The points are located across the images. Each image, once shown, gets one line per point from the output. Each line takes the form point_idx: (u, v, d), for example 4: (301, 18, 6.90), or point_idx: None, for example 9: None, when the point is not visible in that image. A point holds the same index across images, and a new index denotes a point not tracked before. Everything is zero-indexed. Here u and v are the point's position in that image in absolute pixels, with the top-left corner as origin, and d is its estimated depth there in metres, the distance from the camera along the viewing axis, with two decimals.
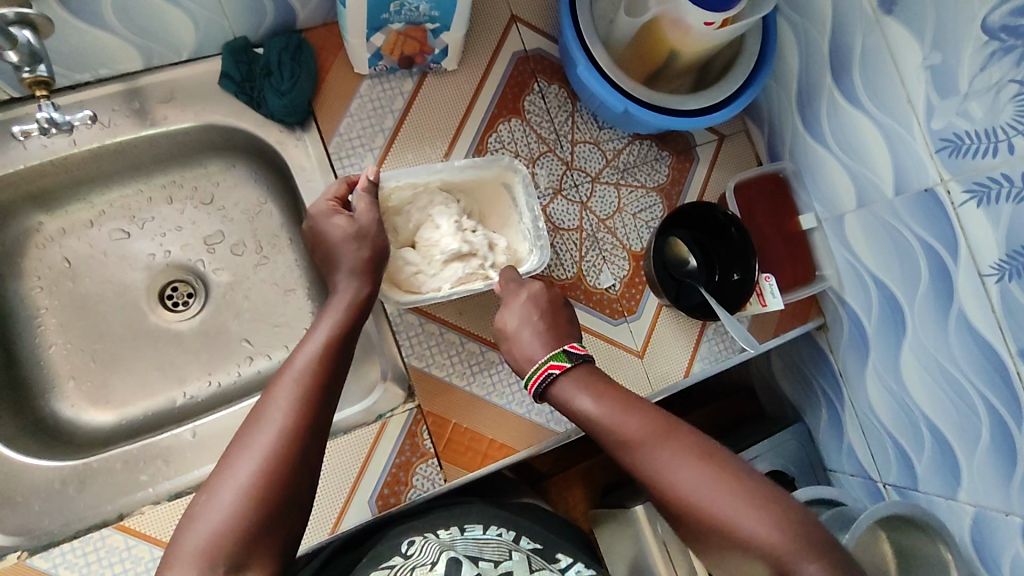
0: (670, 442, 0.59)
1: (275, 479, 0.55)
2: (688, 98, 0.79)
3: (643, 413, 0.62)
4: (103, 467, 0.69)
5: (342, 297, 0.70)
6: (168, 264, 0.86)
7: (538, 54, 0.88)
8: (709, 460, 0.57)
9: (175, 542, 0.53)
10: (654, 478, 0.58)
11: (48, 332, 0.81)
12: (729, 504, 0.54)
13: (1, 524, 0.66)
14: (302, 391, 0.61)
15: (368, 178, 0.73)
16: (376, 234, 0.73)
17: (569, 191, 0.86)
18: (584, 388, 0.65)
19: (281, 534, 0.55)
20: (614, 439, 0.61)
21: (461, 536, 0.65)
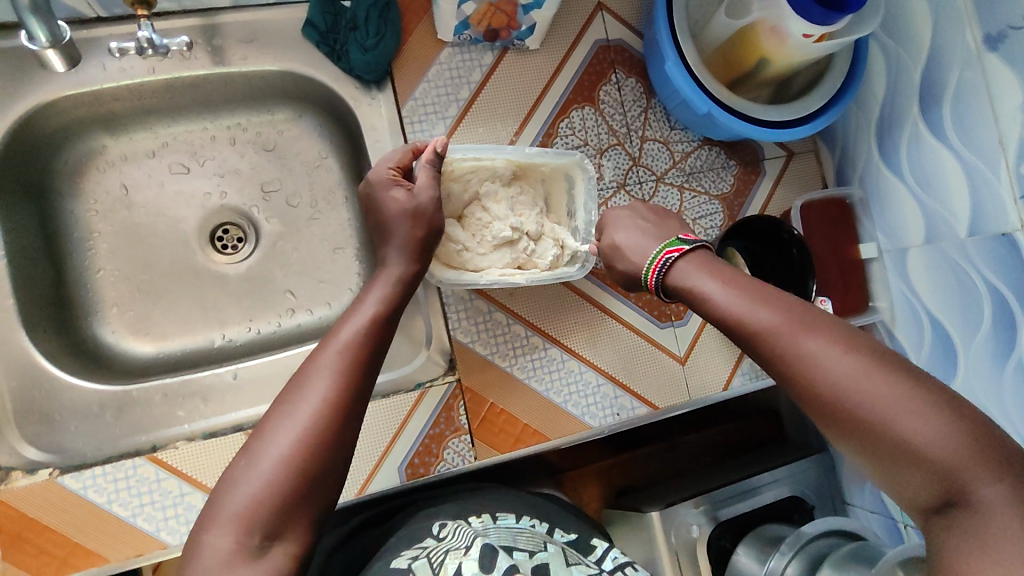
0: (816, 330, 0.52)
1: (315, 451, 0.52)
2: (772, 110, 0.77)
3: (785, 304, 0.55)
4: (142, 398, 0.68)
5: (389, 271, 0.68)
6: (222, 206, 0.85)
7: (620, 45, 0.86)
8: (868, 357, 0.50)
9: (215, 504, 0.51)
10: (801, 371, 0.51)
11: (98, 256, 0.80)
12: (902, 412, 0.46)
13: (36, 439, 0.66)
14: (347, 361, 0.58)
15: (436, 149, 0.70)
16: (433, 214, 0.70)
17: (633, 187, 0.85)
18: (715, 277, 0.59)
19: (319, 505, 0.53)
20: (748, 327, 0.55)
21: (494, 525, 0.60)
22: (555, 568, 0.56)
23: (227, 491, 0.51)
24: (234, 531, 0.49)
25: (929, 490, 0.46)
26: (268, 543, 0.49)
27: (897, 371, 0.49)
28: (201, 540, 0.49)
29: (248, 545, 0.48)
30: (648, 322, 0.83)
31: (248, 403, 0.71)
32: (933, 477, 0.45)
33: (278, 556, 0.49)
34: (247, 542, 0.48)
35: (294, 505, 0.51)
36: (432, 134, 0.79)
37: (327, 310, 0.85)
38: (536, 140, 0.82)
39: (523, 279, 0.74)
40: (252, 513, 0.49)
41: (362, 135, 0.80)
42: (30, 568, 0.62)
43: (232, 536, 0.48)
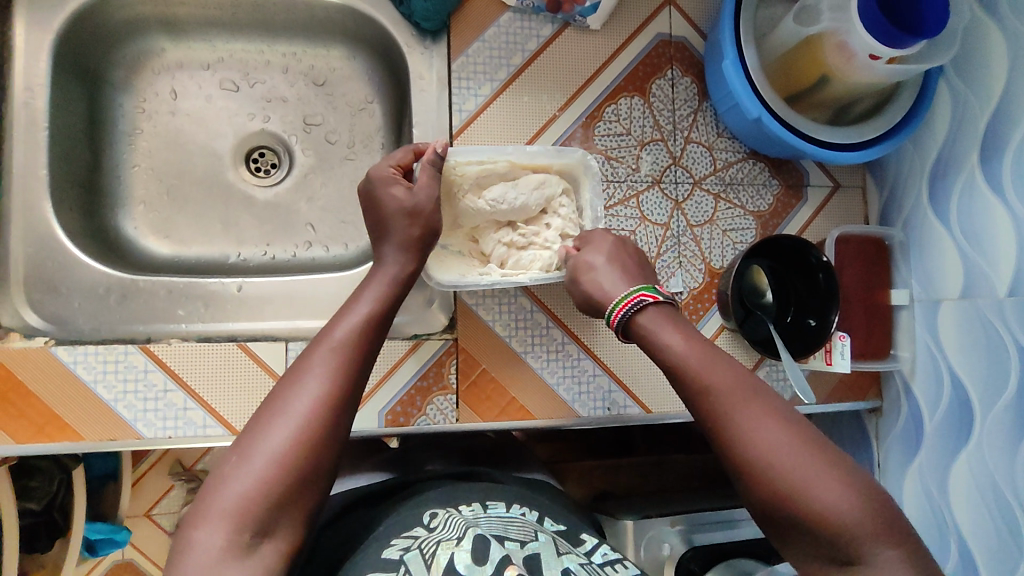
0: (744, 398, 0.52)
1: (309, 454, 0.50)
2: (825, 130, 0.75)
3: (729, 361, 0.55)
4: (147, 290, 0.70)
5: (384, 270, 0.64)
6: (263, 130, 0.87)
7: (681, 42, 0.85)
8: (795, 429, 0.50)
9: (201, 499, 0.48)
10: (733, 435, 0.51)
11: (136, 152, 0.82)
12: (820, 483, 0.47)
13: (39, 307, 0.67)
14: (342, 358, 0.55)
15: (437, 150, 0.68)
16: (431, 214, 0.67)
17: (668, 185, 0.83)
18: (671, 324, 0.58)
19: (309, 502, 0.50)
20: (688, 382, 0.54)
21: (484, 514, 0.58)
22: (546, 559, 0.53)
23: (215, 487, 0.48)
24: (224, 528, 0.47)
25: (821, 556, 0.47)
26: (256, 542, 0.47)
27: (821, 445, 0.49)
28: (190, 536, 0.47)
29: (237, 544, 0.46)
30: None
31: (246, 317, 0.72)
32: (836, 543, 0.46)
33: (268, 553, 0.47)
34: (237, 539, 0.46)
35: (285, 504, 0.49)
36: (476, 94, 0.79)
37: (342, 250, 0.86)
38: (579, 120, 0.81)
39: (525, 278, 0.72)
40: (243, 512, 0.47)
41: (408, 83, 0.81)
42: (8, 428, 0.64)
43: (221, 534, 0.46)
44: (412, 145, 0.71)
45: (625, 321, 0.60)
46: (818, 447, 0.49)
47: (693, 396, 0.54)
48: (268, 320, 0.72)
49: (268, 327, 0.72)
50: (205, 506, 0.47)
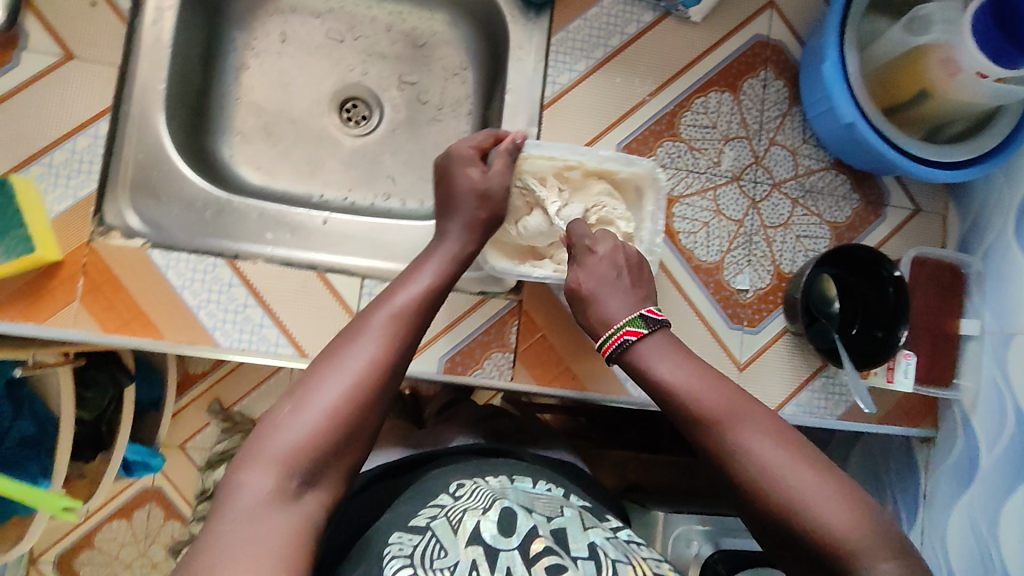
0: (752, 415, 0.54)
1: (358, 412, 0.53)
2: (916, 144, 0.75)
3: (730, 386, 0.56)
4: (240, 211, 0.73)
5: (445, 249, 0.66)
6: (359, 82, 0.90)
7: (778, 46, 0.85)
8: (791, 446, 0.51)
9: (255, 442, 0.51)
10: (722, 452, 0.53)
11: (241, 86, 0.86)
12: (812, 489, 0.48)
13: (140, 211, 0.71)
14: (396, 326, 0.57)
15: (515, 136, 0.72)
16: (501, 201, 0.70)
17: (747, 183, 0.83)
18: (666, 353, 0.59)
19: (352, 458, 0.53)
20: (687, 410, 0.56)
21: (512, 487, 0.58)
22: (572, 534, 0.54)
23: (268, 434, 0.51)
24: (274, 473, 0.49)
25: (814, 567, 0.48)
26: (303, 490, 0.50)
27: (808, 455, 0.51)
28: (237, 477, 0.49)
29: (286, 489, 0.49)
30: (719, 318, 0.81)
31: (327, 250, 0.75)
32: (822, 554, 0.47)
33: (312, 502, 0.50)
34: (286, 485, 0.49)
35: (332, 457, 0.51)
36: (572, 68, 0.80)
37: (418, 206, 0.88)
38: (668, 107, 0.82)
39: None
40: (295, 458, 0.50)
41: (506, 52, 0.83)
42: (98, 317, 0.67)
43: (271, 478, 0.49)
44: (491, 131, 0.74)
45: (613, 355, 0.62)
46: (808, 459, 0.51)
47: (693, 426, 0.55)
48: (346, 256, 0.75)
49: (346, 263, 0.74)
50: (258, 449, 0.50)
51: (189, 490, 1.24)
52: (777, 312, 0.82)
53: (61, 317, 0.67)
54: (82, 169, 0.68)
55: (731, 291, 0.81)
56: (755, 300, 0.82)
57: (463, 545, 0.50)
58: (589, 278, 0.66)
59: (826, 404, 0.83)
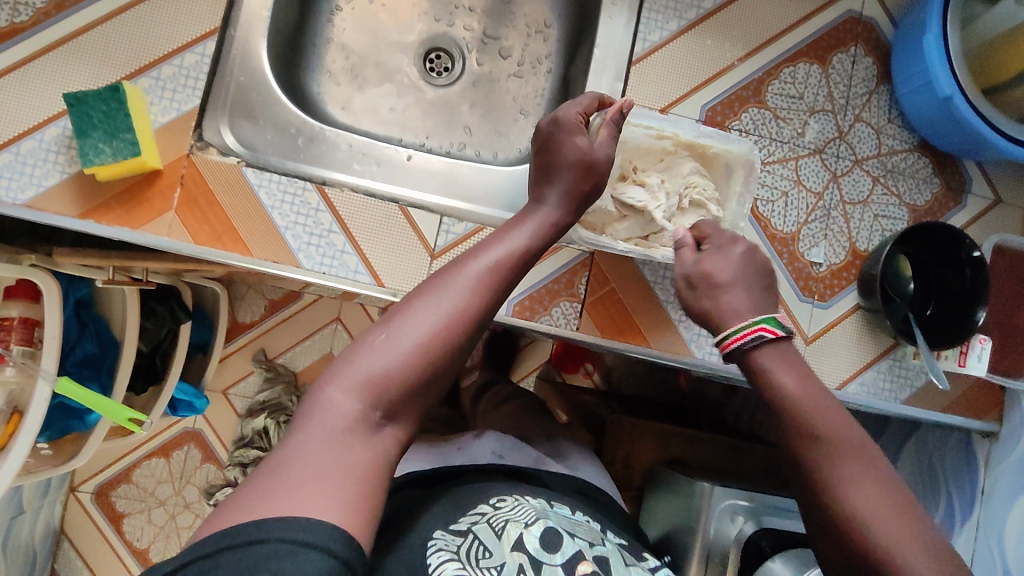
0: (861, 458, 0.51)
1: (442, 353, 0.51)
2: (1013, 125, 0.74)
3: (841, 415, 0.53)
4: (331, 139, 0.75)
5: (542, 211, 0.63)
6: (445, 33, 0.92)
7: (871, 23, 0.85)
8: (896, 497, 0.49)
9: (340, 365, 0.51)
10: (822, 486, 0.51)
11: (332, 26, 0.88)
12: (915, 558, 0.46)
13: (236, 131, 0.73)
14: (489, 274, 0.56)
15: (624, 104, 0.70)
16: (603, 170, 0.67)
17: (829, 157, 0.82)
18: (785, 364, 0.55)
19: (429, 399, 0.52)
20: (793, 426, 0.53)
21: (551, 509, 0.60)
22: (614, 565, 0.55)
23: (353, 359, 0.50)
24: (357, 399, 0.49)
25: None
26: (384, 422, 0.49)
27: (912, 513, 0.48)
28: (321, 395, 0.49)
29: (368, 418, 0.48)
30: (790, 290, 0.81)
31: (409, 186, 0.76)
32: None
33: (390, 436, 0.49)
34: (367, 413, 0.48)
35: (413, 394, 0.51)
36: (663, 28, 0.80)
37: (492, 158, 0.89)
38: (755, 74, 0.82)
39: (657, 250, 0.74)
40: (380, 387, 0.49)
41: (596, 10, 0.84)
42: (190, 228, 0.70)
43: (355, 404, 0.48)
44: (594, 95, 0.72)
45: (737, 351, 0.56)
46: (915, 519, 0.48)
47: (794, 444, 0.53)
48: (427, 193, 0.76)
49: (426, 200, 0.76)
50: (343, 372, 0.50)
51: (228, 435, 1.27)
52: (850, 287, 0.81)
53: (156, 225, 0.69)
54: (187, 84, 0.71)
55: (804, 263, 0.81)
56: (828, 275, 0.81)
57: (508, 550, 0.52)
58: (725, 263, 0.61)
59: (892, 388, 0.81)
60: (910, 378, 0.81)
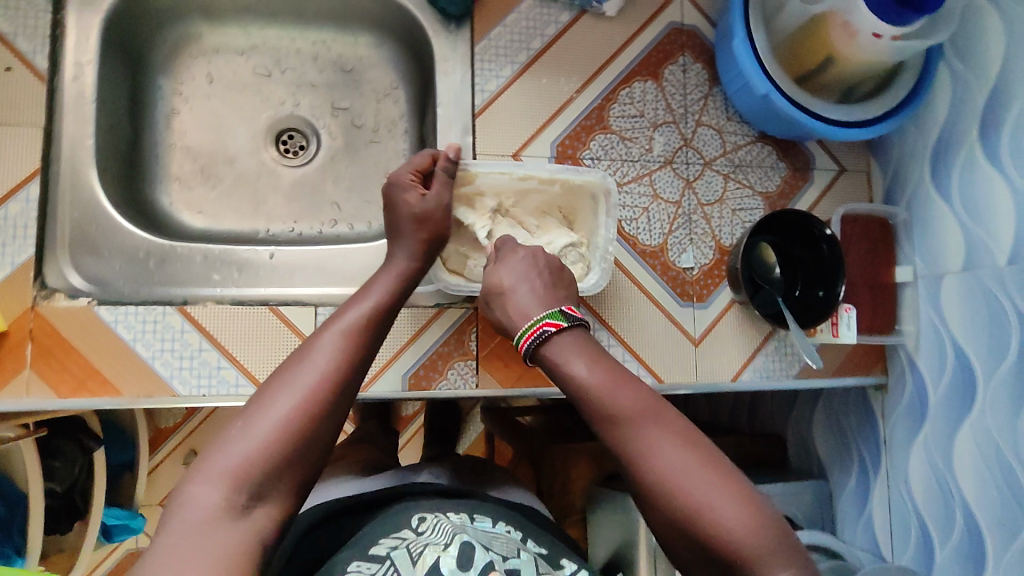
0: (654, 425, 0.54)
1: (309, 427, 0.53)
2: (833, 109, 0.79)
3: (633, 384, 0.57)
4: (185, 255, 0.74)
5: (393, 266, 0.68)
6: (292, 113, 0.91)
7: (693, 30, 0.88)
8: (694, 447, 0.53)
9: (203, 459, 0.51)
10: (631, 450, 0.54)
11: (172, 132, 0.86)
12: (718, 502, 0.50)
13: (82, 268, 0.71)
14: (349, 342, 0.58)
15: (448, 155, 0.73)
16: (441, 218, 0.72)
17: (680, 165, 0.86)
18: (578, 354, 0.60)
19: (303, 475, 0.52)
20: (595, 405, 0.57)
21: (472, 525, 0.59)
22: None
23: (217, 452, 0.51)
24: (223, 487, 0.49)
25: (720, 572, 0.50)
26: (253, 503, 0.49)
27: (714, 461, 0.53)
28: (185, 491, 0.49)
29: (234, 503, 0.49)
30: (669, 298, 0.85)
31: (280, 283, 0.76)
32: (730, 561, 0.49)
33: (261, 516, 0.49)
34: (234, 498, 0.49)
35: (284, 473, 0.51)
36: (498, 76, 0.82)
37: (366, 229, 0.89)
38: (594, 102, 0.85)
39: None
40: (245, 474, 0.50)
41: (433, 69, 0.85)
42: (52, 382, 0.67)
43: (220, 492, 0.49)
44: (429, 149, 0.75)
45: (530, 350, 0.63)
46: (715, 466, 0.53)
47: (601, 430, 0.56)
48: (298, 286, 0.76)
49: (299, 293, 0.75)
50: (206, 467, 0.50)
51: None
52: (722, 285, 0.86)
53: (13, 387, 0.66)
54: (18, 233, 0.67)
55: (676, 271, 0.86)
56: (700, 277, 0.86)
57: None
58: (510, 273, 0.70)
59: (781, 366, 0.86)
60: (793, 352, 0.86)
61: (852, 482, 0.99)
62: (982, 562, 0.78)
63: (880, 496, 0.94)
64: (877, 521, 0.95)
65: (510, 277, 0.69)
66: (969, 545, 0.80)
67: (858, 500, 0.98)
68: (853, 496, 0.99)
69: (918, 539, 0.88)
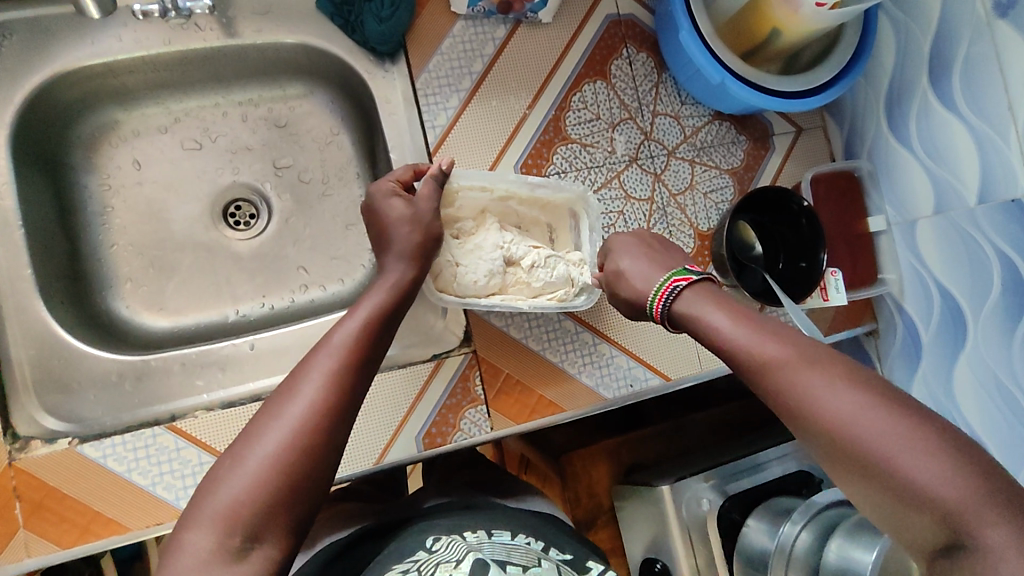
0: (820, 366, 0.49)
1: (301, 460, 0.51)
2: (786, 81, 0.78)
3: (788, 334, 0.53)
4: (161, 367, 0.69)
5: (387, 278, 0.66)
6: (235, 182, 0.85)
7: (631, 20, 0.86)
8: (868, 391, 0.47)
9: (198, 502, 0.50)
10: (796, 398, 0.49)
11: (111, 231, 0.80)
12: (910, 448, 0.44)
13: (55, 408, 0.66)
14: (339, 364, 0.56)
15: (440, 165, 0.71)
16: (431, 222, 0.70)
17: (645, 160, 0.85)
18: (717, 307, 0.57)
19: (302, 508, 0.51)
20: (745, 354, 0.53)
21: (489, 540, 0.59)
22: None
23: (212, 491, 0.50)
24: (215, 530, 0.48)
25: (933, 531, 0.43)
26: (249, 546, 0.48)
27: (899, 405, 0.46)
28: (180, 539, 0.48)
29: (229, 546, 0.48)
30: None
31: (266, 373, 0.71)
32: (935, 515, 0.42)
33: (258, 560, 0.48)
34: (228, 542, 0.48)
35: (278, 510, 0.50)
36: (445, 108, 0.79)
37: (340, 287, 0.85)
38: (549, 115, 0.82)
39: (524, 304, 0.74)
40: (233, 515, 0.48)
41: (376, 110, 0.80)
42: (50, 536, 0.62)
43: (211, 535, 0.47)
44: (410, 165, 0.74)
45: (666, 311, 0.61)
46: (900, 406, 0.46)
47: (755, 378, 0.52)
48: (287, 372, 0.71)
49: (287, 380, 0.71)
50: (198, 510, 0.49)
51: None
52: (709, 271, 0.85)
53: (9, 552, 0.61)
54: None
55: None
56: None
57: None
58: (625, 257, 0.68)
59: None
60: (785, 320, 0.85)
61: None
62: None
63: None
64: None
65: (630, 262, 0.67)
66: None
67: None
68: None
69: None
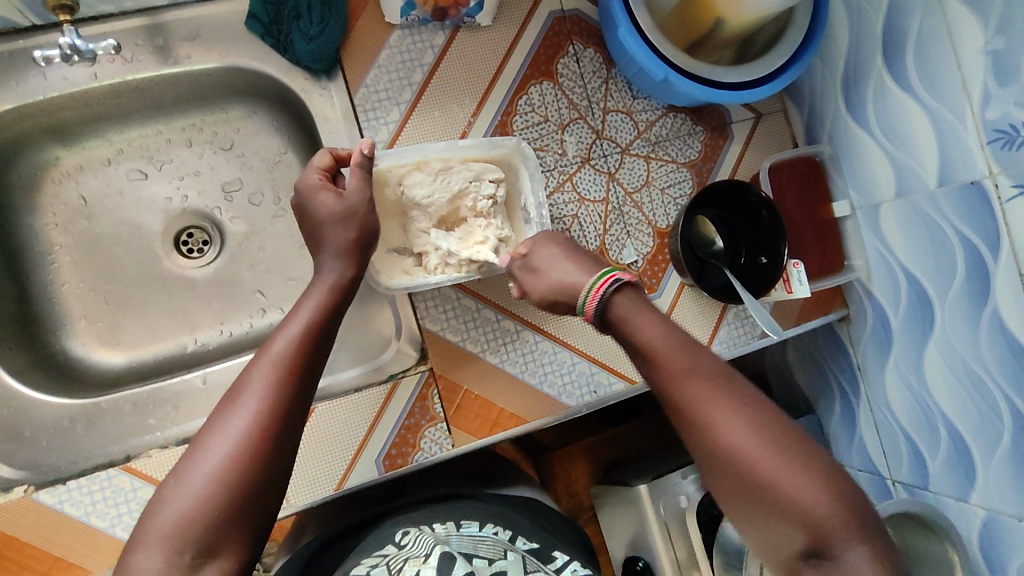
0: (718, 395, 0.52)
1: (249, 472, 0.50)
2: (730, 72, 0.76)
3: (712, 362, 0.54)
4: (112, 409, 0.70)
5: (325, 277, 0.64)
6: (184, 210, 0.84)
7: (576, 15, 0.83)
8: (762, 421, 0.51)
9: (141, 527, 0.48)
10: (693, 418, 0.52)
11: (61, 269, 0.80)
12: (792, 478, 0.48)
13: (8, 457, 0.68)
14: (280, 374, 0.55)
15: (362, 152, 0.66)
16: (366, 215, 0.67)
17: (598, 160, 0.83)
18: (643, 310, 0.57)
19: (255, 523, 0.51)
20: (656, 369, 0.55)
21: (456, 532, 0.58)
22: None
23: (155, 510, 0.49)
24: (162, 551, 0.47)
25: (796, 546, 0.48)
26: (201, 561, 0.47)
27: (784, 440, 0.50)
28: (128, 561, 0.47)
29: (176, 566, 0.46)
30: None
31: None
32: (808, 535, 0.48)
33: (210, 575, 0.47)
34: (177, 561, 0.46)
35: (229, 523, 0.49)
36: (386, 123, 0.77)
37: None
38: (495, 120, 0.80)
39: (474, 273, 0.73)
40: (181, 534, 0.47)
41: (317, 129, 0.78)
42: None
43: (159, 557, 0.46)
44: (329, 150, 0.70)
45: (602, 301, 0.58)
46: (781, 436, 0.51)
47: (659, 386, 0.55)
48: None
49: None
50: (143, 534, 0.48)
51: None
52: (669, 270, 0.83)
53: None
54: None
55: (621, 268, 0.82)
56: (646, 267, 0.83)
57: None
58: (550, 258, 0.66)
59: (746, 331, 0.84)
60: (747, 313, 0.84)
61: (837, 412, 0.98)
62: (972, 473, 0.75)
63: (866, 421, 0.92)
64: (870, 445, 0.92)
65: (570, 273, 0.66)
66: (957, 458, 0.77)
67: (847, 427, 0.96)
68: (841, 424, 0.98)
69: (909, 456, 0.85)
